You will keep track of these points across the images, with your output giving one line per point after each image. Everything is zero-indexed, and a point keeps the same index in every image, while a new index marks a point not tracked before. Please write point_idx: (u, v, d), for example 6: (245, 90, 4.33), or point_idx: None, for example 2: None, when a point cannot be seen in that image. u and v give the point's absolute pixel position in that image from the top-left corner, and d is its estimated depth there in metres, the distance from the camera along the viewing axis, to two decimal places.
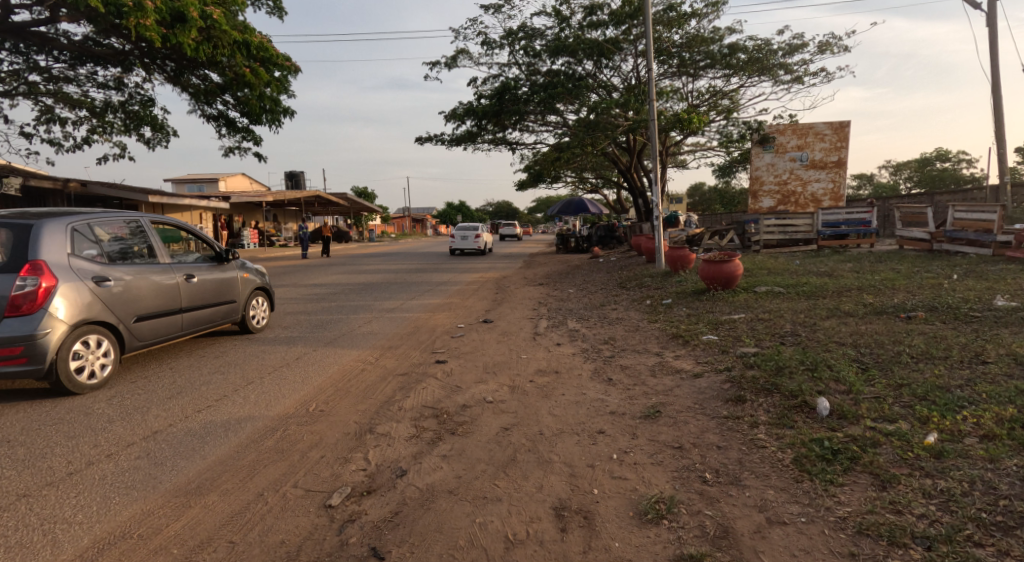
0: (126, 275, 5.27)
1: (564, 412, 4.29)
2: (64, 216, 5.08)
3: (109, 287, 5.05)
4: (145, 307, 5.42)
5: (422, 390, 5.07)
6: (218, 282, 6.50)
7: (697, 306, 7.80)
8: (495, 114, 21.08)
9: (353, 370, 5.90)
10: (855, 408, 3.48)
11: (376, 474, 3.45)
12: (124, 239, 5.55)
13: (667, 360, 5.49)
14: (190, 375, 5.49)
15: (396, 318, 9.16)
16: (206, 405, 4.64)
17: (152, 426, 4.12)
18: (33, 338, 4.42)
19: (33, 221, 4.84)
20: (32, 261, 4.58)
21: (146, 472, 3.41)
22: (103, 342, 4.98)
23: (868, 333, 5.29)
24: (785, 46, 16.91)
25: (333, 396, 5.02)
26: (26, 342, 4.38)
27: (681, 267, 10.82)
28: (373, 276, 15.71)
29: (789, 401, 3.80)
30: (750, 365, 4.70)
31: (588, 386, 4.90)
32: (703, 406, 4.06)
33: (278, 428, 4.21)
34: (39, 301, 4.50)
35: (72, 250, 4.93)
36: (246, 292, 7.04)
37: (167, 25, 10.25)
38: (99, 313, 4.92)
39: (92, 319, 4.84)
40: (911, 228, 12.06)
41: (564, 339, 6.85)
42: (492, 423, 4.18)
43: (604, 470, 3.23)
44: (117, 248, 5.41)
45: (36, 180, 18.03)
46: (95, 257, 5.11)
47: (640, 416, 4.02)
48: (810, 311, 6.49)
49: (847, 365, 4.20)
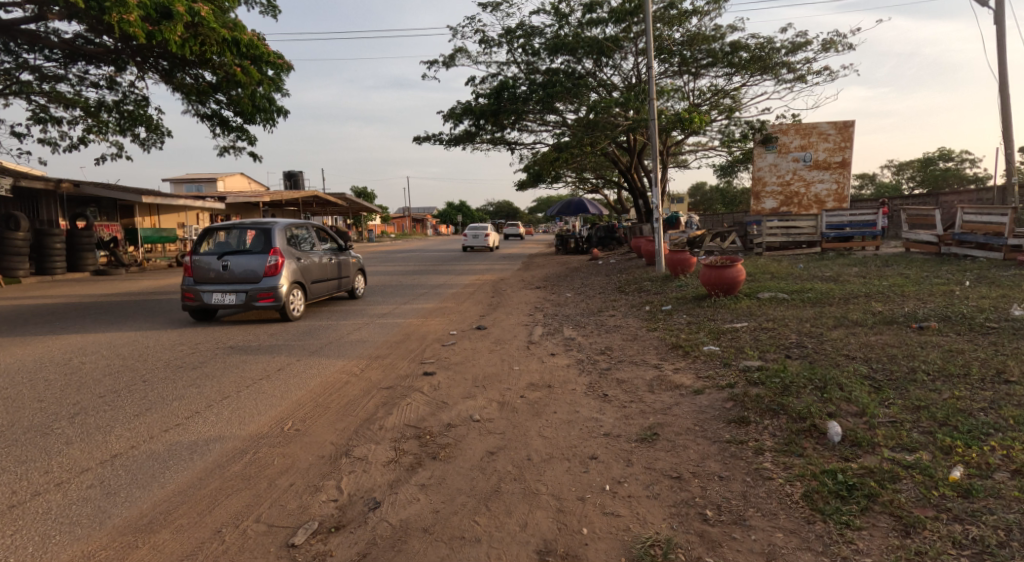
0: (307, 257, 9.35)
1: (554, 433, 4.01)
2: (278, 221, 9.09)
3: (304, 264, 9.27)
4: (315, 276, 9.56)
5: (405, 407, 4.78)
6: (341, 263, 10.57)
7: (697, 313, 7.51)
8: (493, 113, 20.77)
9: (336, 383, 5.62)
10: (869, 434, 3.19)
11: (347, 506, 3.16)
12: (303, 235, 9.59)
13: (666, 374, 5.20)
14: (162, 389, 5.22)
15: (388, 324, 8.89)
16: (174, 423, 4.36)
17: (112, 449, 3.84)
18: (277, 288, 8.56)
19: (269, 225, 8.90)
20: (273, 247, 8.65)
21: (95, 503, 3.13)
22: (297, 293, 9.07)
23: (879, 346, 5.01)
24: (789, 44, 16.61)
25: (311, 412, 4.73)
26: (275, 290, 8.55)
27: (681, 271, 10.54)
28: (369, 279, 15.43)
29: (796, 424, 3.51)
30: (754, 382, 4.41)
31: (581, 403, 4.61)
32: (704, 428, 3.77)
33: (248, 450, 3.93)
34: (277, 269, 8.60)
35: (284, 242, 8.92)
36: (352, 270, 11.04)
37: (153, 22, 10.01)
38: (298, 277, 9.02)
39: (296, 280, 8.98)
40: (918, 230, 11.77)
41: (559, 349, 6.57)
42: (477, 446, 3.90)
43: (595, 505, 2.95)
44: (302, 241, 9.54)
45: (27, 181, 17.79)
46: (294, 246, 9.19)
47: (636, 439, 3.73)
48: (817, 320, 6.20)
49: (859, 383, 3.91)
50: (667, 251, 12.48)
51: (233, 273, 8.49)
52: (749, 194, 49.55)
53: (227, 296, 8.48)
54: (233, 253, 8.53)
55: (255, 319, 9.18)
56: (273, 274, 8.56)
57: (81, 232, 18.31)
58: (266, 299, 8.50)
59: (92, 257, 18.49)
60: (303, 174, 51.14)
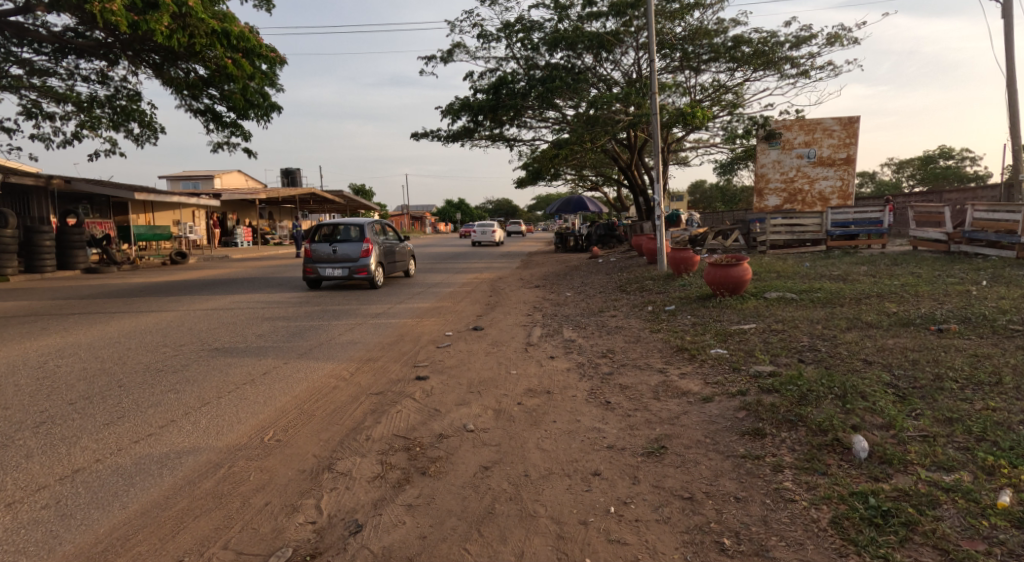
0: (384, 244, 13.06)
1: (554, 446, 3.72)
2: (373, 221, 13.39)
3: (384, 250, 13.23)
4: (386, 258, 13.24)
5: (395, 415, 4.50)
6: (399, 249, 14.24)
7: (702, 314, 7.23)
8: (492, 109, 20.46)
9: (323, 388, 5.33)
10: (900, 451, 2.90)
11: (326, 530, 2.87)
12: (380, 230, 13.46)
13: (672, 379, 4.92)
14: (138, 395, 4.93)
15: (382, 325, 8.61)
16: (146, 433, 4.07)
17: (75, 464, 3.56)
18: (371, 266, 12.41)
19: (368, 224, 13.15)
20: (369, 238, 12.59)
21: (47, 528, 2.85)
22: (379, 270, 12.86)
23: (897, 349, 4.72)
24: (792, 38, 16.30)
25: (294, 421, 4.45)
26: (369, 268, 12.36)
27: (684, 270, 10.26)
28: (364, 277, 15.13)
29: (817, 437, 3.22)
30: (767, 389, 4.12)
31: (583, 412, 4.32)
32: (716, 441, 3.48)
33: (223, 464, 3.65)
34: (369, 254, 12.38)
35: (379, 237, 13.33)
36: (405, 255, 14.71)
37: (138, 12, 9.73)
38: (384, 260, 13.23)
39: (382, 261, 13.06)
40: (926, 228, 11.49)
41: (558, 351, 6.28)
42: (470, 460, 3.61)
43: (599, 531, 2.66)
44: (379, 234, 13.30)
45: (17, 177, 17.48)
46: (380, 238, 13.25)
47: (642, 453, 3.44)
48: (829, 322, 5.91)
49: (882, 392, 3.63)
50: (669, 249, 12.19)
51: (338, 255, 12.15)
52: (750, 193, 49.24)
53: (335, 271, 12.20)
54: (340, 240, 12.31)
55: (245, 319, 8.89)
56: (366, 256, 12.29)
57: (72, 230, 18.00)
58: (361, 273, 12.20)
59: (83, 255, 18.18)
60: (300, 172, 50.75)
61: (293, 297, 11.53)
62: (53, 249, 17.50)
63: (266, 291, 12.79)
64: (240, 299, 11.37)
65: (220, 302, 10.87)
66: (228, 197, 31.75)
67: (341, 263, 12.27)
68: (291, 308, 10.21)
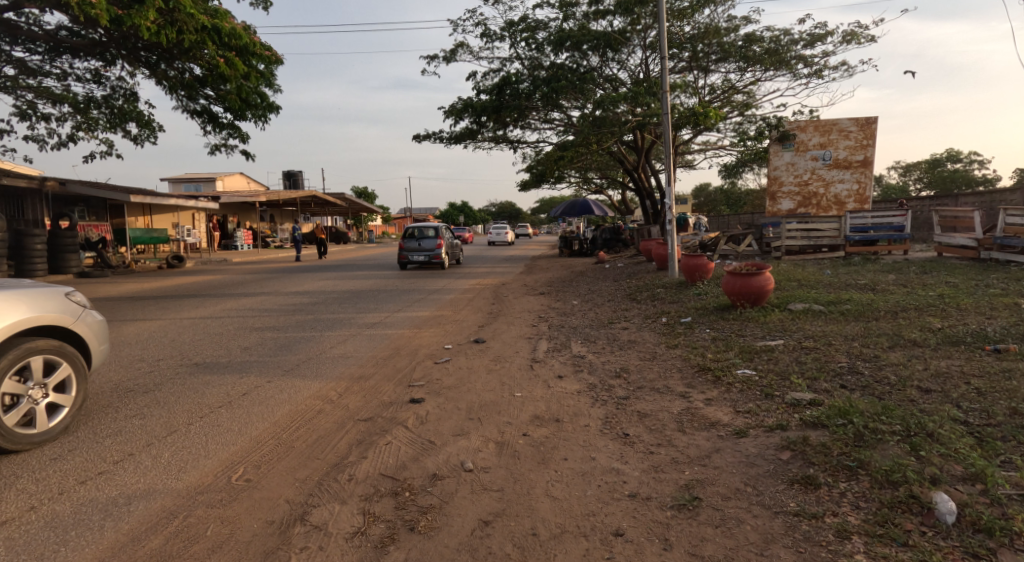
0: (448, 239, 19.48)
1: (567, 492, 3.18)
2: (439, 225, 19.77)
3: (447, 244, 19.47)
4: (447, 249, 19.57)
5: (383, 449, 3.95)
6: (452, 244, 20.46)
7: (723, 327, 6.67)
8: (495, 110, 19.91)
9: (307, 413, 4.80)
10: (1001, 519, 2.36)
11: None
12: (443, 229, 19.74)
13: (696, 406, 4.36)
14: (99, 421, 4.40)
15: (378, 337, 8.09)
16: (97, 471, 3.54)
17: (5, 513, 3.03)
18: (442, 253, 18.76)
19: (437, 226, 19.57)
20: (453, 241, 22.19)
21: None
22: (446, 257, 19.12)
23: (955, 374, 4.16)
24: (806, 36, 15.73)
25: (270, 455, 3.91)
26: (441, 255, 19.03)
27: (698, 278, 9.69)
28: (362, 283, 14.57)
29: (888, 492, 2.67)
30: (812, 423, 3.56)
31: (598, 446, 3.77)
32: (759, 490, 2.93)
33: (180, 511, 3.11)
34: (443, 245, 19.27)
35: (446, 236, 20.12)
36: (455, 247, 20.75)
37: (122, 6, 9.30)
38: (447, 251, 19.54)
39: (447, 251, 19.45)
40: (953, 234, 10.95)
41: (567, 370, 5.74)
42: (469, 510, 3.08)
43: None
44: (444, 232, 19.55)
45: (9, 179, 17.04)
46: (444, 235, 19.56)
47: (672, 507, 2.89)
48: (867, 339, 5.35)
49: (956, 433, 3.07)
50: (680, 255, 11.64)
51: (423, 246, 18.85)
52: (755, 195, 48.67)
53: (422, 257, 19.19)
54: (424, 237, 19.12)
55: (232, 330, 8.37)
56: (441, 249, 19.18)
57: (64, 232, 17.52)
58: (437, 259, 19.23)
59: (76, 259, 17.73)
60: (301, 174, 50.25)
61: (286, 305, 11.00)
62: (45, 253, 17.05)
63: (259, 297, 12.27)
64: (231, 306, 10.85)
65: (209, 310, 10.35)
66: (227, 199, 31.32)
67: (425, 252, 19.24)
68: (283, 317, 9.69)
